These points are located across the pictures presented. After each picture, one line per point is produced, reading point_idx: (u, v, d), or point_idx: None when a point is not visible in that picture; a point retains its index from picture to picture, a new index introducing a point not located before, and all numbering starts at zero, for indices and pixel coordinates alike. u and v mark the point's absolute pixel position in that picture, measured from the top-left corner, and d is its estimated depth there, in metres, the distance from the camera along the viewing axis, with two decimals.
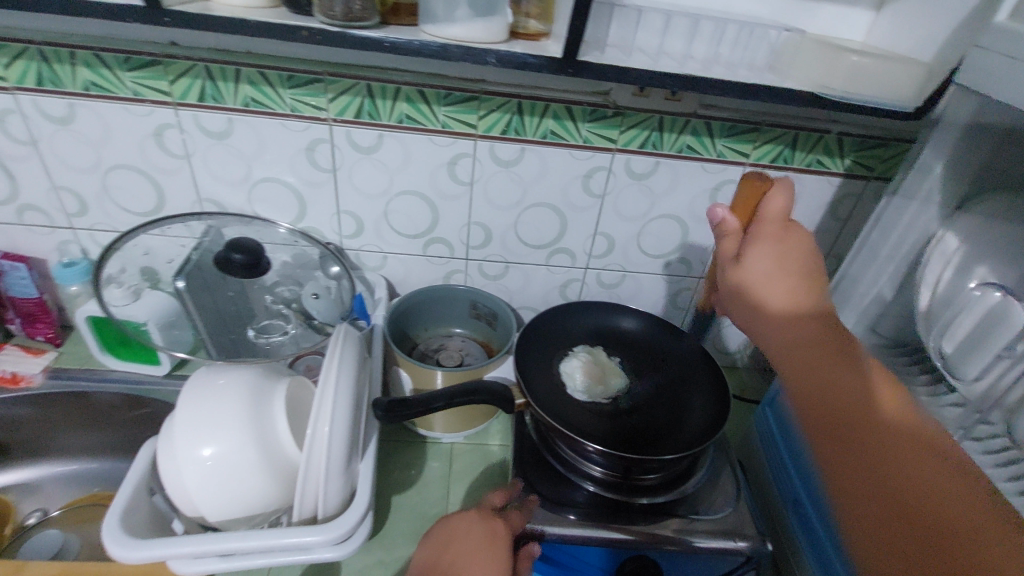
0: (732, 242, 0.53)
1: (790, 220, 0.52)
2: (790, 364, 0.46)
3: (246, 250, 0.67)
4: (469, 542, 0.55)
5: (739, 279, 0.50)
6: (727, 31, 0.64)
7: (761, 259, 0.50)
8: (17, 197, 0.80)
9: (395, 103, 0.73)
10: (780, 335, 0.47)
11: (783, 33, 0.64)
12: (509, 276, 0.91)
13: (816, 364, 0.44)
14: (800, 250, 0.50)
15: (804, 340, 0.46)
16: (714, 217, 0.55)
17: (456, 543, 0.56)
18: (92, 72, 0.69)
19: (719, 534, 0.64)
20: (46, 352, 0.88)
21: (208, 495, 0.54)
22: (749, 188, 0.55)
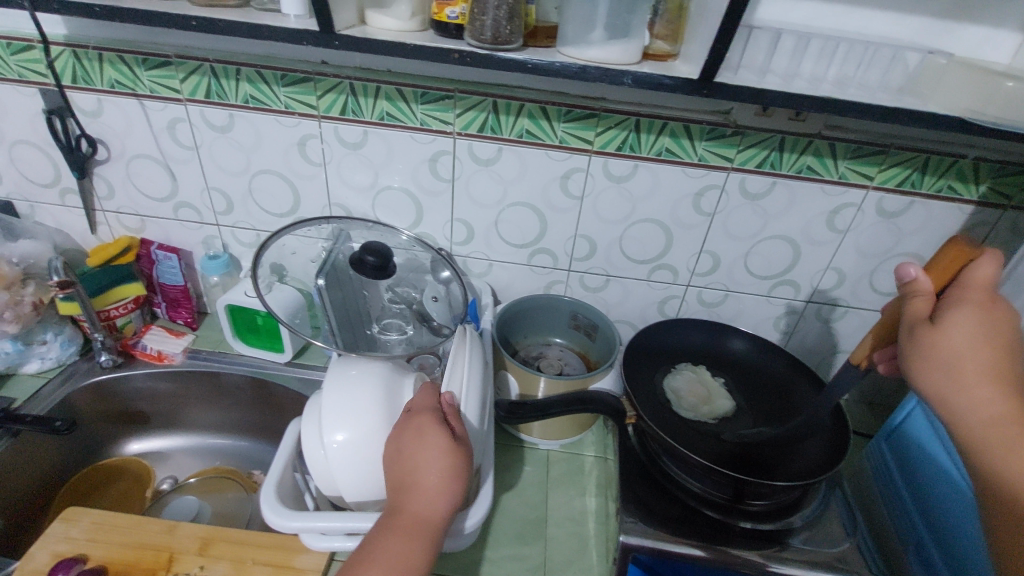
0: (925, 304, 0.49)
1: (994, 291, 0.48)
2: (985, 443, 0.44)
3: (377, 253, 0.73)
4: (426, 450, 0.53)
5: (934, 345, 0.47)
6: (864, 53, 0.63)
7: (966, 327, 0.46)
8: (176, 195, 0.90)
9: (517, 119, 0.76)
10: (965, 405, 0.45)
11: (924, 56, 0.63)
12: (609, 289, 0.92)
13: (1011, 443, 0.43)
14: (1010, 325, 0.46)
15: (1002, 421, 0.44)
16: (905, 273, 0.51)
17: (421, 448, 0.54)
18: (253, 86, 0.77)
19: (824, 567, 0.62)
20: (185, 334, 0.98)
21: (348, 476, 0.59)
22: (952, 254, 0.50)
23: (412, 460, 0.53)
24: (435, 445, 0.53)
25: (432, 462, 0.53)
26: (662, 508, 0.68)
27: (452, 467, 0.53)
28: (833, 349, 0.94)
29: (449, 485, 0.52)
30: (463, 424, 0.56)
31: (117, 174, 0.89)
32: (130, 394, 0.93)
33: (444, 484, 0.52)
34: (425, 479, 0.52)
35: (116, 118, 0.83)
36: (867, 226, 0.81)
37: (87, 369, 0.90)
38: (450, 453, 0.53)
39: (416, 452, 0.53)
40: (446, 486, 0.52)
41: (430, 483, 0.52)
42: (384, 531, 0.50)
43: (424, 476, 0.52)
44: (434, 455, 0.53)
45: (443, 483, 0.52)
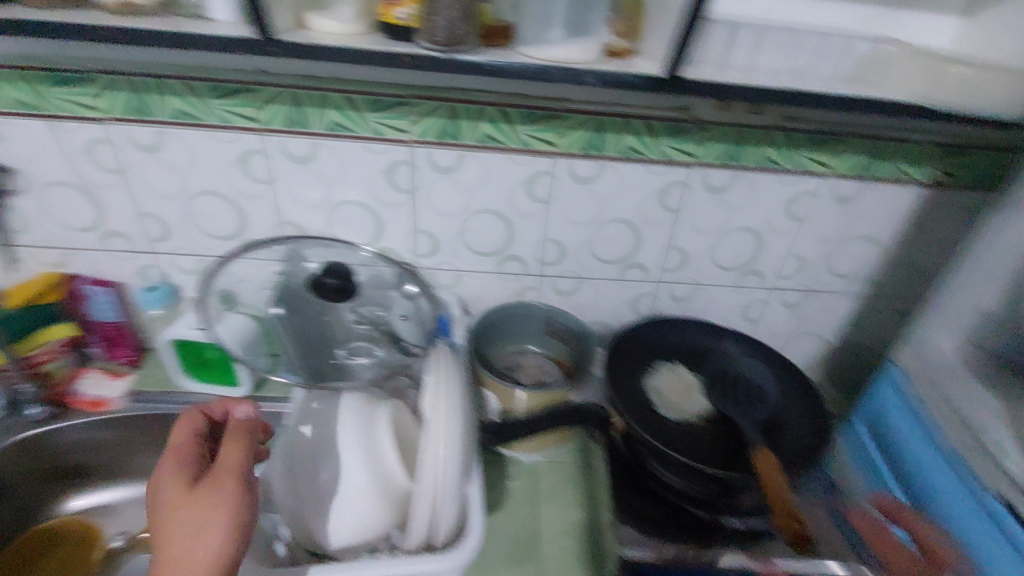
0: None
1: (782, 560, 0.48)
2: None
3: (336, 274, 0.69)
4: (160, 507, 0.48)
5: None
6: (810, 43, 0.64)
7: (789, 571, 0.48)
8: (104, 224, 0.81)
9: (478, 124, 0.74)
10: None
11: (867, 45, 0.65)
12: (580, 292, 0.91)
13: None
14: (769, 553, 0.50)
15: None
16: None
17: (164, 511, 0.48)
18: (183, 101, 0.71)
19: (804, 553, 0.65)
20: (126, 375, 0.89)
21: (329, 519, 0.57)
22: None
23: (172, 531, 0.47)
24: (197, 497, 0.48)
25: (185, 522, 0.47)
26: (652, 514, 0.68)
27: (222, 512, 0.47)
28: (799, 334, 0.97)
29: (216, 537, 0.46)
30: (239, 459, 0.50)
31: (32, 206, 0.79)
32: (66, 447, 0.84)
33: (228, 537, 0.46)
34: (172, 540, 0.46)
35: (25, 143, 0.74)
36: (826, 212, 0.83)
37: (14, 424, 0.81)
38: (199, 499, 0.48)
39: (172, 516, 0.47)
40: (225, 533, 0.47)
41: (206, 543, 0.46)
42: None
43: (172, 537, 0.46)
44: (176, 513, 0.47)
45: (199, 543, 0.46)
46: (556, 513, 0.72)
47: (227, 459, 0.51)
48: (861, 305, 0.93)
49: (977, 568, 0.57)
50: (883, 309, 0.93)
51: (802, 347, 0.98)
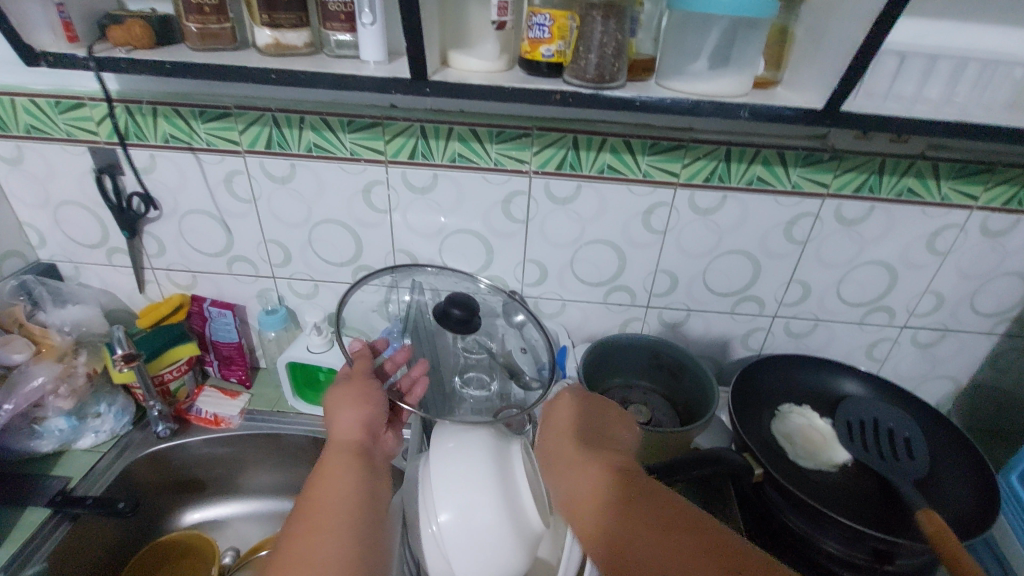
0: None
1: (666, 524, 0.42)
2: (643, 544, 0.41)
3: (462, 304, 0.69)
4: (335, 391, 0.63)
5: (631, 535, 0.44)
6: (969, 70, 0.60)
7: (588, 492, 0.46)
8: (231, 250, 0.86)
9: (600, 154, 0.72)
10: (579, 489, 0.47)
11: None
12: (689, 325, 0.88)
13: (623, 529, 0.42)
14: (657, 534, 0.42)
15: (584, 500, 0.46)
16: None
17: (340, 389, 0.63)
18: (317, 134, 0.73)
19: None
20: (240, 394, 0.92)
21: (453, 561, 0.54)
22: None
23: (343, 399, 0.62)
24: (333, 394, 0.63)
25: (351, 394, 0.62)
26: None
27: (371, 398, 0.62)
28: (927, 375, 0.90)
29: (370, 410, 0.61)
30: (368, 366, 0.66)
31: (169, 232, 0.85)
32: (186, 462, 0.88)
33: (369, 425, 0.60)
34: (344, 410, 0.61)
35: (170, 174, 0.79)
36: (969, 246, 0.77)
37: (141, 439, 0.85)
38: (370, 384, 0.64)
39: (335, 393, 0.63)
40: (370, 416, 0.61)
41: (348, 424, 0.59)
42: (321, 470, 0.54)
43: (346, 409, 0.61)
44: (346, 388, 0.63)
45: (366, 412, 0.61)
46: None
47: (360, 366, 0.67)
48: (1002, 346, 0.85)
49: None
50: None
51: (930, 389, 0.91)
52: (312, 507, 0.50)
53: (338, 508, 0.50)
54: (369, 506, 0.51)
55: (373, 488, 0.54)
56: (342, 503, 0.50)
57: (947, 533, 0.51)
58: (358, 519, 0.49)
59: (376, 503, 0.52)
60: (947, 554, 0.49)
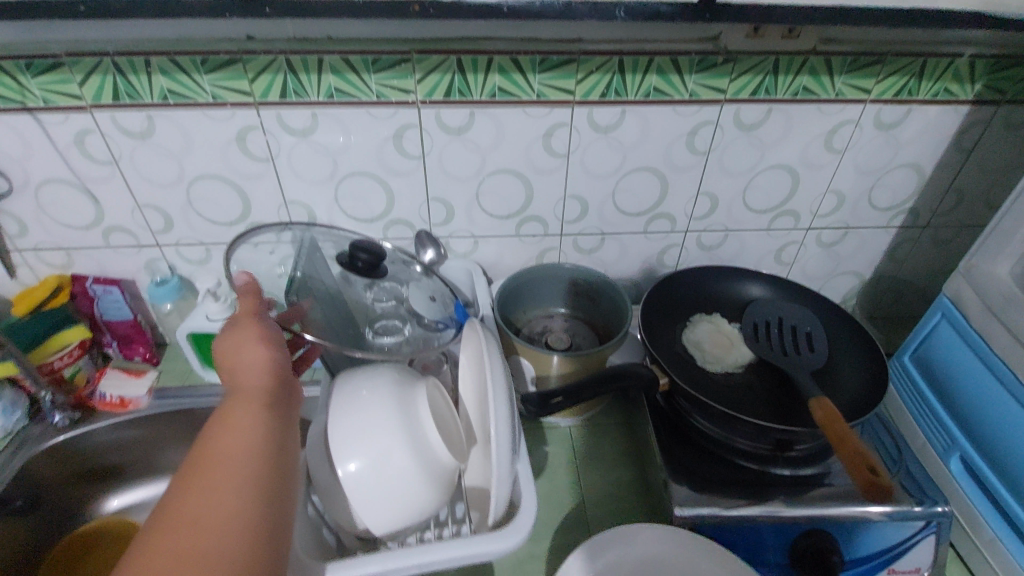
0: None
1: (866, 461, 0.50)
2: None
3: (369, 250, 0.67)
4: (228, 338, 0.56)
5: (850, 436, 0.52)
6: None
7: None
8: (103, 219, 0.77)
9: (488, 76, 0.67)
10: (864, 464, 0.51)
11: None
12: (605, 249, 0.87)
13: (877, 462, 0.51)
14: None
15: None
16: None
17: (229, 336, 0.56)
18: (169, 79, 0.65)
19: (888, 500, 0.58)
20: (146, 372, 0.87)
21: (362, 507, 0.53)
22: None
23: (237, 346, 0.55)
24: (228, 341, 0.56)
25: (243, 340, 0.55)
26: (711, 474, 0.62)
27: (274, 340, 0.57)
28: (832, 273, 0.93)
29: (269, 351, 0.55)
30: (258, 307, 0.59)
31: (25, 207, 0.75)
32: (97, 449, 0.83)
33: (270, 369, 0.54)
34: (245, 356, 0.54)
35: (8, 141, 0.69)
36: (864, 142, 0.77)
37: (40, 432, 0.79)
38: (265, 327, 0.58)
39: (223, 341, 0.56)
40: (276, 359, 0.55)
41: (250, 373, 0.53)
42: (226, 415, 0.48)
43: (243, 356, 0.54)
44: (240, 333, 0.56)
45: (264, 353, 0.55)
46: (598, 473, 0.73)
47: (244, 310, 0.60)
48: (898, 238, 0.89)
49: None
50: (922, 240, 0.89)
51: (834, 286, 0.95)
52: (200, 464, 0.43)
53: (239, 454, 0.44)
54: (277, 458, 0.46)
55: (282, 434, 0.49)
56: (244, 462, 0.44)
57: (836, 417, 0.54)
58: (261, 477, 0.44)
59: (285, 452, 0.47)
60: (832, 436, 0.52)
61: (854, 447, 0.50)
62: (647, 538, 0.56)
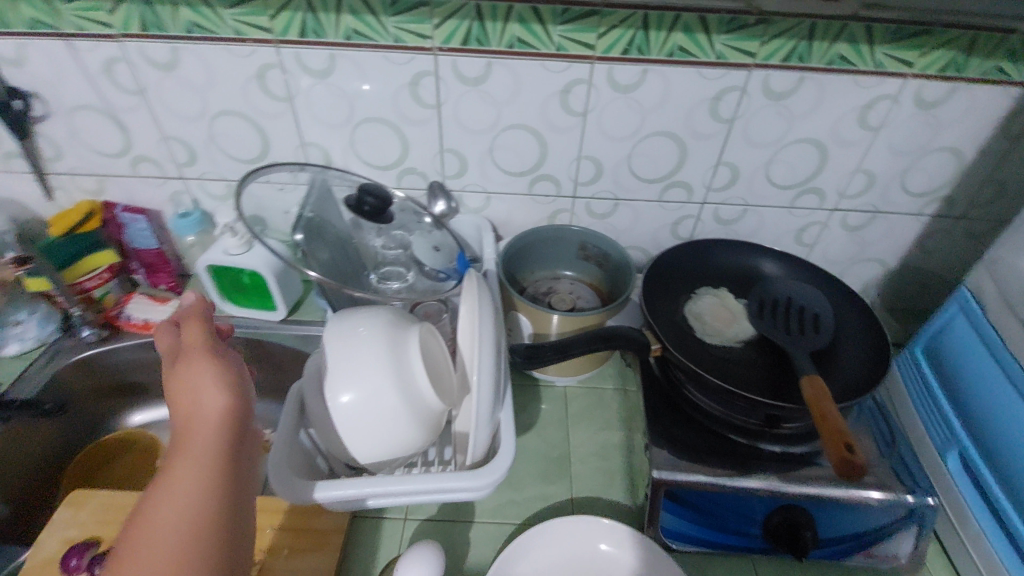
0: None
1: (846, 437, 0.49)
2: None
3: (376, 194, 0.69)
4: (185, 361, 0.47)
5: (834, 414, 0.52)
6: None
7: None
8: (132, 149, 0.81)
9: (507, 25, 0.66)
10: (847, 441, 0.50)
11: None
12: (618, 215, 0.86)
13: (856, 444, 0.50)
14: None
15: None
16: None
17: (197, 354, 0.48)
18: (193, 11, 0.66)
19: (876, 485, 0.57)
20: (169, 300, 0.91)
21: (348, 435, 0.56)
22: None
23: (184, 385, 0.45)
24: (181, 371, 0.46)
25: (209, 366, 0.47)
26: (695, 442, 0.62)
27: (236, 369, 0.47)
28: (855, 258, 0.90)
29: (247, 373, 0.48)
30: (209, 329, 0.49)
31: (61, 131, 0.79)
32: (122, 366, 0.88)
33: (218, 429, 0.43)
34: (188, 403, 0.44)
35: (45, 65, 0.72)
36: (902, 119, 0.73)
37: (71, 345, 0.85)
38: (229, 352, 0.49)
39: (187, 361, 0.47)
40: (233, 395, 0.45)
41: (200, 421, 0.43)
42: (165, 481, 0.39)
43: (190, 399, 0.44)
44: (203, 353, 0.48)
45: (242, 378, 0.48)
46: (588, 432, 0.74)
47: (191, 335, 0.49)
48: (930, 227, 0.84)
49: None
50: (955, 231, 0.84)
51: (856, 273, 0.92)
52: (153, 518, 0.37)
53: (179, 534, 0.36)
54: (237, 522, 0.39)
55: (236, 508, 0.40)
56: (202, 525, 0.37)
57: (824, 395, 0.54)
58: None
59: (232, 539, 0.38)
60: (814, 412, 0.52)
61: (832, 422, 0.51)
62: (563, 532, 0.59)
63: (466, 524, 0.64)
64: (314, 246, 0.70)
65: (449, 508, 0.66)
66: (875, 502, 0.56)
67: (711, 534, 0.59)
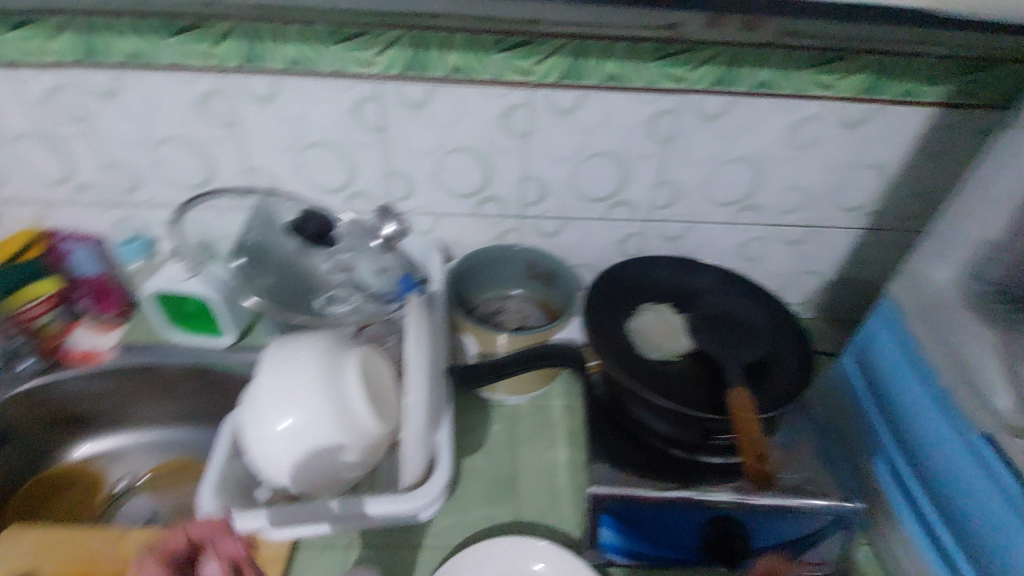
0: None
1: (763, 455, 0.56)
2: None
3: (317, 221, 0.72)
4: None
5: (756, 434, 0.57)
6: None
7: None
8: (75, 176, 0.80)
9: (445, 53, 0.68)
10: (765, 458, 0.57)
11: None
12: (565, 234, 0.88)
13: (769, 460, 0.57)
14: None
15: None
16: None
17: None
18: (135, 41, 0.67)
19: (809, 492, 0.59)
20: (118, 326, 0.90)
21: (284, 464, 0.55)
22: None
23: None
24: None
25: None
26: (635, 458, 0.62)
27: None
28: (795, 272, 0.93)
29: None
30: None
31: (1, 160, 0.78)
32: (65, 397, 0.86)
33: None
34: None
35: None
36: (827, 139, 0.77)
37: (11, 376, 0.83)
38: None
39: None
40: None
41: None
42: None
43: None
44: None
45: None
46: (537, 450, 0.75)
47: None
48: (863, 240, 0.88)
49: (958, 515, 0.54)
50: (888, 243, 0.88)
51: (797, 286, 0.95)
52: None
53: None
54: None
55: None
56: None
57: (748, 408, 0.59)
58: None
59: None
60: (737, 425, 0.57)
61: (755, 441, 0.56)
62: (498, 553, 0.59)
63: (411, 548, 0.64)
64: (258, 270, 0.74)
65: (395, 532, 0.66)
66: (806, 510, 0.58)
67: (647, 546, 0.61)
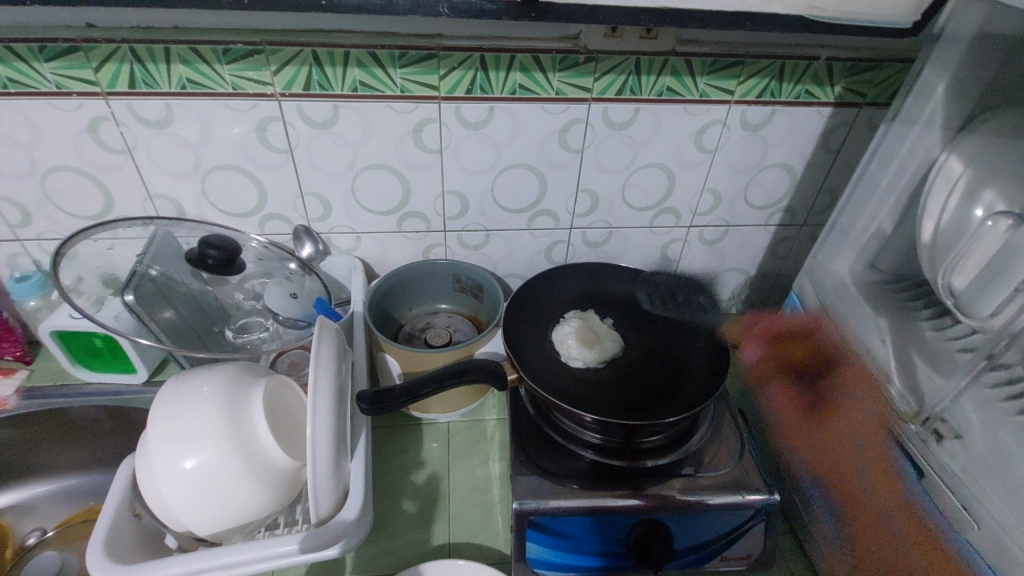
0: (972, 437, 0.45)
1: None
2: None
3: (219, 246, 0.68)
4: None
5: None
6: None
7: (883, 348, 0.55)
8: None
9: (347, 69, 0.66)
10: None
11: None
12: (491, 245, 0.87)
13: None
14: None
15: None
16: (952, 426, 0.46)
17: None
18: (7, 67, 0.62)
19: (726, 490, 0.60)
20: (17, 371, 0.84)
21: (184, 508, 0.52)
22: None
23: None
24: None
25: None
26: (561, 468, 0.62)
27: None
28: (718, 270, 0.96)
29: None
30: None
31: None
32: None
33: None
34: None
35: None
36: (733, 142, 0.79)
37: None
38: None
39: None
40: None
41: None
42: None
43: None
44: None
45: None
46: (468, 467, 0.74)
47: None
48: (777, 236, 0.91)
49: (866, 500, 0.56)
50: (801, 237, 0.92)
51: (722, 283, 0.98)
52: None
53: None
54: None
55: None
56: None
57: None
58: None
59: None
60: None
61: None
62: None
63: None
64: (155, 304, 0.67)
65: (320, 566, 0.63)
66: (723, 507, 0.59)
67: (572, 557, 0.60)
